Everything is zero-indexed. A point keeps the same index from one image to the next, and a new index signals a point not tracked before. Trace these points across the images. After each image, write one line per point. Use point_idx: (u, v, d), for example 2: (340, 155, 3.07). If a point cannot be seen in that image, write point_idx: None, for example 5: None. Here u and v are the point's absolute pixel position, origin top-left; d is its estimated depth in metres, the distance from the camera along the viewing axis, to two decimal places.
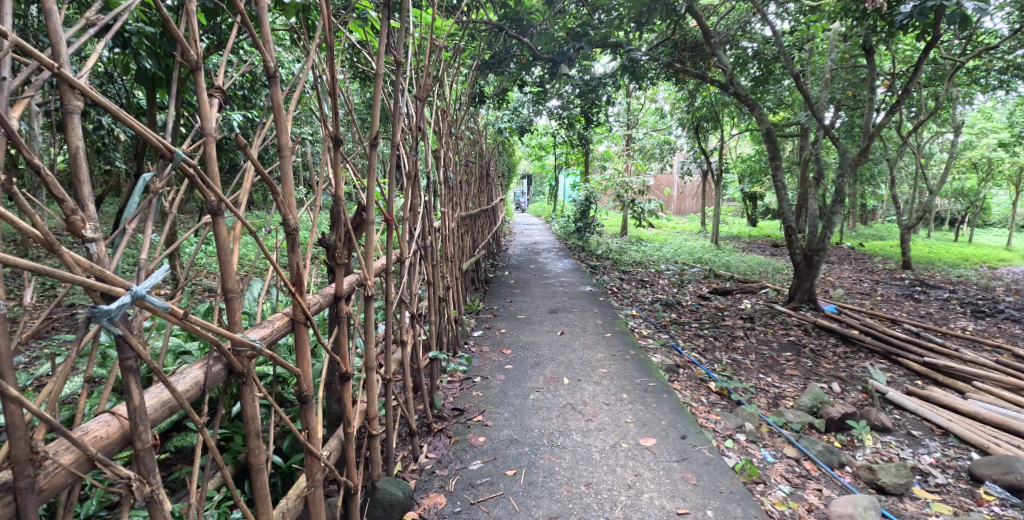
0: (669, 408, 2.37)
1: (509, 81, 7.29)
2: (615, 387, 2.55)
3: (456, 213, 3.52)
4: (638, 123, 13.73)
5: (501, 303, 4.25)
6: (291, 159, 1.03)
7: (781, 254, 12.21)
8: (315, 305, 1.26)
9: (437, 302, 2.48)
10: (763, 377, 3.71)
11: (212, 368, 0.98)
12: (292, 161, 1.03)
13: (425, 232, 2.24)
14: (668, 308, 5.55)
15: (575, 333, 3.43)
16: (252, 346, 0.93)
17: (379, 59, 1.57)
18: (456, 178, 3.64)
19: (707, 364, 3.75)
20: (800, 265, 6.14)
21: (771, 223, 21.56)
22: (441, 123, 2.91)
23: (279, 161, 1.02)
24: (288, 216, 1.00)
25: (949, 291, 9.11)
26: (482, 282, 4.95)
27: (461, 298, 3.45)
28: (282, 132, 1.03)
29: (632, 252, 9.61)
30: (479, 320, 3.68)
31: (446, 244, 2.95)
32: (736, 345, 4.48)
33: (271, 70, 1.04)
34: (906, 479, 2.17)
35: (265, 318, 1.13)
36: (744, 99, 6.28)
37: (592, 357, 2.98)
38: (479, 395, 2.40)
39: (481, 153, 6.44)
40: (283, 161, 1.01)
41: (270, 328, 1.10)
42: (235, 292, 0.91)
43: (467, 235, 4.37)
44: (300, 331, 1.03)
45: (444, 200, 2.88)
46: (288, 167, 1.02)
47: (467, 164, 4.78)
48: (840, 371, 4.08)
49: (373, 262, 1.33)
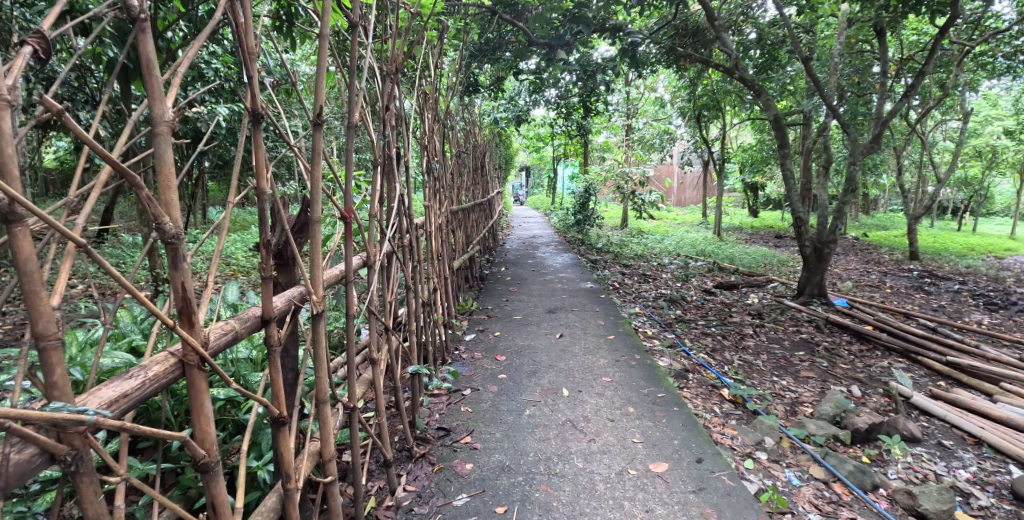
0: (680, 424, 2.12)
1: (504, 70, 6.98)
2: (620, 400, 2.29)
3: (444, 208, 3.24)
4: (637, 113, 13.44)
5: (496, 302, 4.00)
6: (168, 141, 0.86)
7: (784, 245, 11.98)
8: (217, 341, 1.03)
9: (419, 308, 2.22)
10: (776, 380, 3.48)
11: (13, 457, 0.75)
12: (168, 144, 0.86)
13: (403, 230, 1.97)
14: (672, 304, 5.30)
15: (575, 336, 3.17)
16: (85, 420, 0.78)
17: (326, 15, 1.25)
18: (445, 171, 3.36)
19: (718, 367, 3.51)
20: (809, 258, 5.87)
21: (771, 215, 21.26)
22: (424, 108, 2.64)
23: (153, 147, 0.85)
24: (164, 217, 0.84)
25: (959, 283, 8.87)
26: (476, 279, 4.70)
27: (451, 298, 3.19)
28: (157, 103, 0.84)
29: (633, 245, 9.37)
30: (472, 322, 3.41)
31: (434, 243, 2.67)
32: (746, 344, 4.24)
33: (134, 14, 0.83)
34: (949, 505, 1.91)
35: (141, 363, 0.93)
36: (750, 85, 5.99)
37: (595, 364, 2.73)
38: (469, 411, 2.14)
39: (474, 146, 6.13)
40: (157, 144, 0.84)
41: (138, 367, 0.93)
42: (51, 342, 0.80)
43: (458, 231, 4.09)
44: (194, 375, 0.94)
45: (427, 193, 2.58)
46: (164, 152, 0.85)
47: (459, 155, 4.51)
48: (858, 372, 3.84)
49: (319, 274, 1.05)
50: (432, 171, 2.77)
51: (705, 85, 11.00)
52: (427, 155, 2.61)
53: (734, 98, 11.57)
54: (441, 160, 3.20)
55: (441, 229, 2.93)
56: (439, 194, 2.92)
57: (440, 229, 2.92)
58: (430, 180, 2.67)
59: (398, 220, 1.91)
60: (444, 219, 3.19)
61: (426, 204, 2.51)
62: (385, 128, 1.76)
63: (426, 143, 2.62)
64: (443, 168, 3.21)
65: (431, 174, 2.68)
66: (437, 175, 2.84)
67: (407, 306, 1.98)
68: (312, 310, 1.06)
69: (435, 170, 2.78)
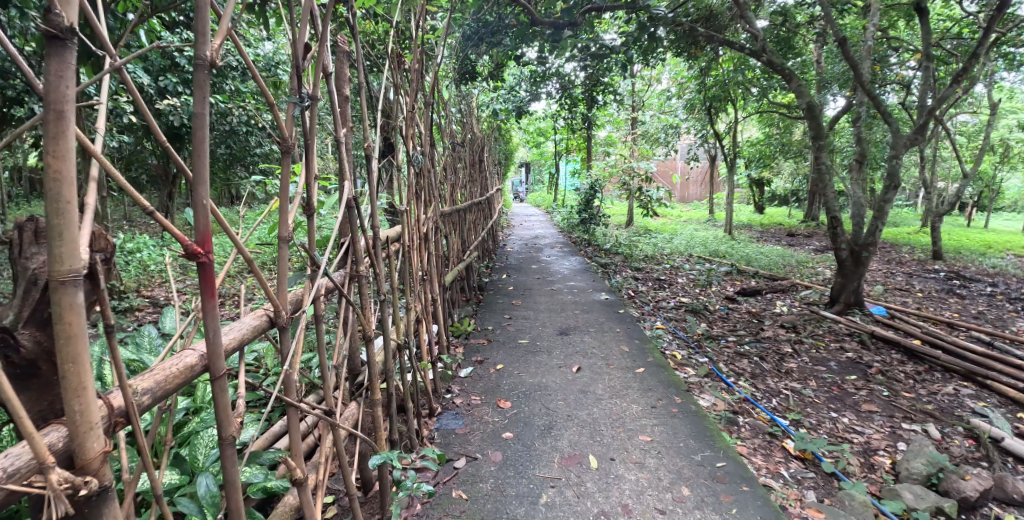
0: (758, 517, 1.52)
1: (503, 57, 6.35)
2: (667, 474, 1.70)
3: (433, 212, 2.61)
4: (642, 106, 12.83)
5: (496, 320, 3.38)
6: None
7: (798, 243, 11.40)
8: None
9: (393, 354, 1.61)
10: (835, 418, 2.89)
11: None
12: None
13: (362, 249, 1.35)
14: (696, 315, 4.71)
15: (595, 368, 2.56)
16: None
17: None
18: (434, 165, 2.75)
19: (764, 402, 2.92)
20: (845, 263, 5.23)
21: (777, 211, 20.68)
22: (400, 87, 2.03)
23: None
24: None
25: (990, 285, 8.29)
26: (474, 291, 4.11)
27: (441, 323, 2.58)
28: None
29: (642, 246, 8.76)
30: (469, 350, 2.81)
31: (416, 259, 2.06)
32: (788, 367, 3.65)
33: None
34: None
35: None
36: (778, 69, 5.33)
37: (626, 412, 2.12)
38: (464, 499, 1.55)
39: (471, 140, 5.53)
40: None
41: None
42: None
43: (451, 237, 3.48)
44: None
45: (407, 191, 1.95)
46: None
47: (452, 149, 3.91)
48: (925, 404, 3.26)
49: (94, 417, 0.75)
50: (415, 161, 2.10)
51: (716, 76, 10.37)
52: (405, 141, 1.98)
53: (746, 87, 10.93)
54: (428, 153, 2.59)
55: (428, 241, 2.31)
56: (425, 192, 2.29)
57: (427, 241, 2.30)
58: (412, 173, 2.03)
59: (354, 233, 1.27)
60: (430, 222, 2.56)
61: (399, 202, 1.82)
62: (316, 98, 1.13)
63: (407, 124, 1.99)
64: (430, 157, 2.57)
65: (412, 162, 2.04)
66: (421, 168, 2.20)
67: (370, 360, 1.35)
68: (78, 499, 0.74)
69: (417, 157, 2.12)
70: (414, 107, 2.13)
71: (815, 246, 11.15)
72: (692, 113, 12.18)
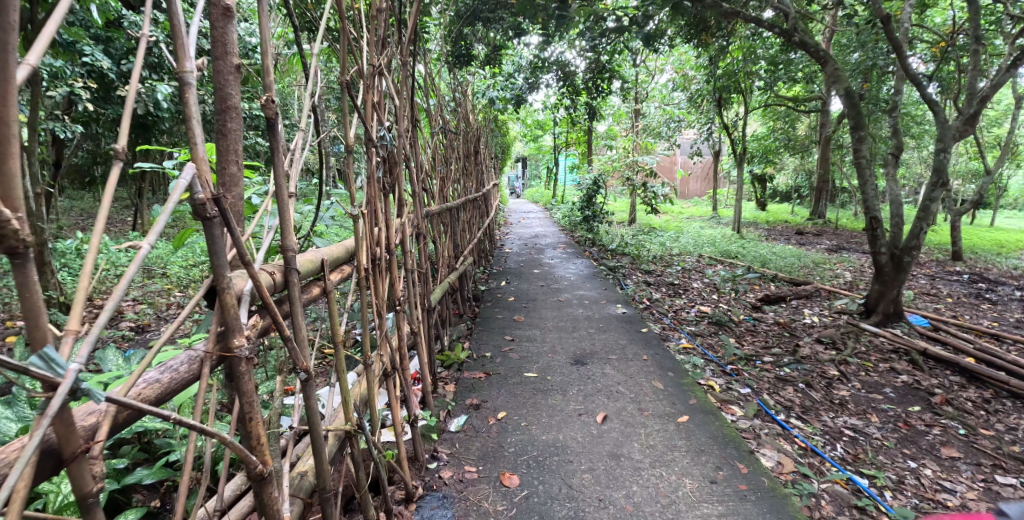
0: None
1: (501, 37, 5.74)
2: None
3: (411, 214, 2.02)
4: (645, 97, 12.20)
5: (495, 343, 2.79)
6: None
7: (809, 243, 10.86)
8: None
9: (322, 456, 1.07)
10: (916, 471, 2.35)
11: None
12: None
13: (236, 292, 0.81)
14: (722, 328, 4.14)
15: (624, 417, 1.99)
16: None
17: None
18: (416, 153, 2.15)
19: (829, 450, 2.37)
20: (884, 269, 4.67)
21: (779, 206, 20.20)
22: (364, 43, 1.42)
23: None
24: None
25: (1020, 288, 7.74)
26: (470, 304, 3.53)
27: (425, 358, 1.99)
28: None
29: (650, 246, 8.17)
30: (463, 388, 2.23)
31: (385, 283, 1.47)
32: (840, 396, 3.09)
33: None
34: None
35: None
36: (812, 50, 4.69)
37: (678, 492, 1.55)
38: None
39: (465, 129, 4.94)
40: None
41: None
42: None
43: (440, 242, 2.89)
44: None
45: (370, 190, 1.38)
46: None
47: (441, 139, 3.30)
48: (1012, 445, 2.72)
49: None
50: (384, 146, 1.50)
51: (726, 65, 9.80)
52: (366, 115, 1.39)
53: (756, 78, 10.38)
54: (409, 139, 2.00)
55: (406, 254, 1.72)
56: (400, 189, 1.70)
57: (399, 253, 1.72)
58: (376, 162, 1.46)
59: (223, 271, 0.80)
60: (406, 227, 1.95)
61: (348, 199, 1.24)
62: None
63: (368, 91, 1.40)
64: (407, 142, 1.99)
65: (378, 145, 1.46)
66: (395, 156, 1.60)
67: (262, 503, 0.91)
68: None
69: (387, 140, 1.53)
70: (381, 70, 1.54)
71: (827, 246, 10.62)
72: (697, 105, 11.60)
